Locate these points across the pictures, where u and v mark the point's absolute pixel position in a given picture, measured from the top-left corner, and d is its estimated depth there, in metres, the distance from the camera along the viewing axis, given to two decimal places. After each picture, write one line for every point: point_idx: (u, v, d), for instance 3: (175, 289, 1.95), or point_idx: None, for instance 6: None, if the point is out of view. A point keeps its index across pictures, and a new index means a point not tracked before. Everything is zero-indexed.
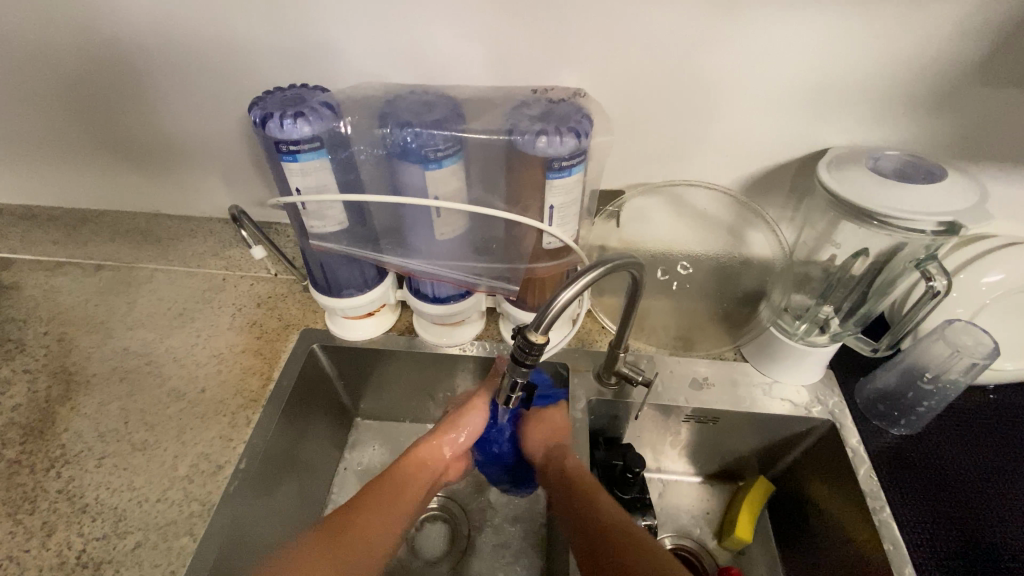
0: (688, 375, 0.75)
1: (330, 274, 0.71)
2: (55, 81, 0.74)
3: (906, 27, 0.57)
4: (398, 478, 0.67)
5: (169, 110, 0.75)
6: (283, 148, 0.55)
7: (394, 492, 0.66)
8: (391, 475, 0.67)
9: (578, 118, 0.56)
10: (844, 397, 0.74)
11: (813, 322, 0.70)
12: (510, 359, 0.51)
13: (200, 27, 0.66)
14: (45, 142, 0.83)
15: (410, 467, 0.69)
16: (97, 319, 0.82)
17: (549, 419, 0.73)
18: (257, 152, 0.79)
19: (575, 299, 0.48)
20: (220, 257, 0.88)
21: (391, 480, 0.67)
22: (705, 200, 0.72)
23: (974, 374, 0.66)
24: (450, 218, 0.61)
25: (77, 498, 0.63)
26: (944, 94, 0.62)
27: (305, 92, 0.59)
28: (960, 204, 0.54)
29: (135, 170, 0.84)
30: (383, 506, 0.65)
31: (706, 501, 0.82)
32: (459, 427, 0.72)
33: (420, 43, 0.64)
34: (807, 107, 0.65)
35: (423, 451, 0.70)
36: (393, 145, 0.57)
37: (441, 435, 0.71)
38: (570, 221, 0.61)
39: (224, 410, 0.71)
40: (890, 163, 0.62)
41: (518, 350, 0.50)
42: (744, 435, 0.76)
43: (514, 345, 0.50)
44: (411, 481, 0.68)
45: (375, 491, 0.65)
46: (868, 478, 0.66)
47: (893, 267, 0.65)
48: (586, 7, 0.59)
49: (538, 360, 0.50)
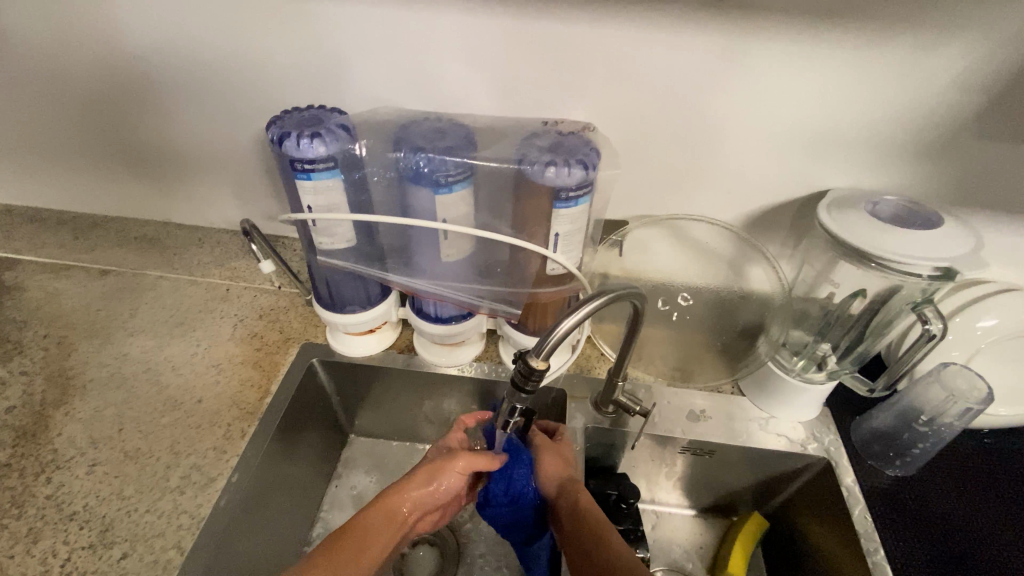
0: (685, 406, 0.75)
1: (334, 290, 0.72)
2: (77, 90, 0.76)
3: (904, 79, 0.60)
4: (363, 531, 0.59)
5: (186, 122, 0.77)
6: (298, 166, 0.56)
7: (357, 552, 0.57)
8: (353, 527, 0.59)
9: (586, 151, 0.58)
10: (841, 435, 0.73)
11: (811, 359, 0.70)
12: (510, 384, 0.51)
13: (223, 46, 0.68)
14: (59, 147, 0.84)
15: (379, 515, 0.60)
16: (98, 324, 0.82)
17: (557, 450, 0.67)
18: (268, 167, 0.80)
19: (578, 327, 0.49)
20: (224, 268, 0.89)
21: (357, 532, 0.58)
22: (707, 234, 0.73)
23: (968, 419, 0.67)
24: (457, 241, 0.62)
25: (65, 505, 0.62)
26: (940, 144, 0.64)
27: (322, 113, 0.60)
28: (956, 251, 0.56)
29: (146, 179, 0.86)
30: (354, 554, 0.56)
31: (698, 535, 0.81)
32: (435, 474, 0.64)
33: (436, 72, 0.67)
34: (807, 150, 0.67)
35: (394, 498, 0.62)
36: (405, 169, 0.58)
37: (414, 479, 0.63)
38: (574, 249, 0.62)
39: (219, 421, 0.71)
40: (888, 207, 0.64)
41: (518, 375, 0.50)
42: (739, 470, 0.76)
43: (515, 370, 0.51)
44: (372, 540, 0.59)
45: (344, 538, 0.57)
46: (863, 519, 0.66)
47: (890, 307, 0.66)
48: (598, 45, 0.62)
49: (538, 387, 0.50)
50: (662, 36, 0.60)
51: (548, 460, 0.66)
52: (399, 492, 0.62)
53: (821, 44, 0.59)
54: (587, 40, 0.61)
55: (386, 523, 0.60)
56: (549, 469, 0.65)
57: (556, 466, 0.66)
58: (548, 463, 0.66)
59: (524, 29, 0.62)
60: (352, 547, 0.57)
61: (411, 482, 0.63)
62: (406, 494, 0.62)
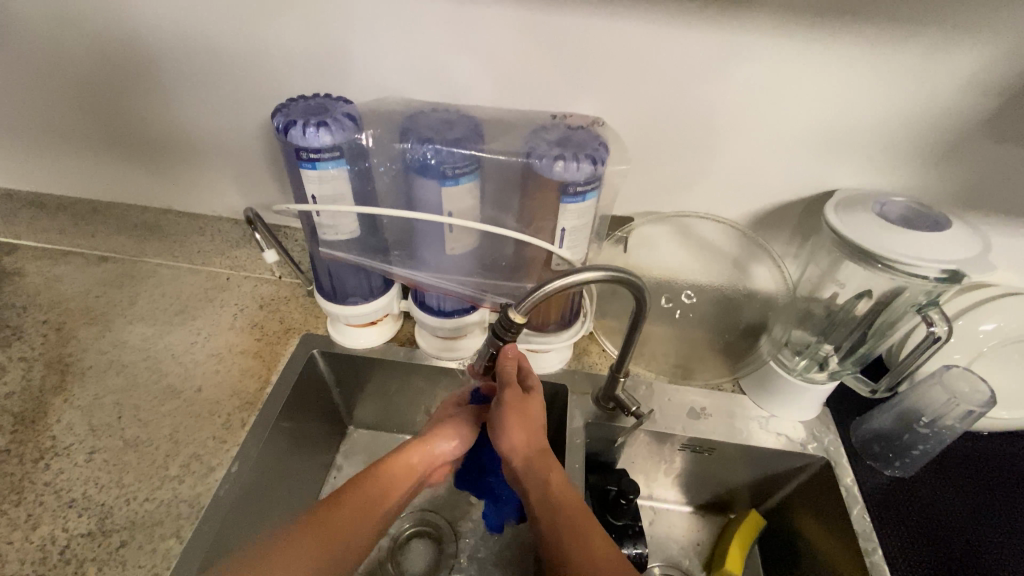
0: (685, 404, 0.75)
1: (337, 281, 0.71)
2: (80, 73, 0.75)
3: (916, 79, 0.59)
4: (387, 476, 0.62)
5: (189, 108, 0.76)
6: (303, 155, 0.55)
7: (380, 495, 0.61)
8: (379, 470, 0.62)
9: (595, 145, 0.57)
10: (840, 435, 0.74)
11: (812, 359, 0.71)
12: (492, 333, 0.53)
13: (229, 32, 0.67)
14: (59, 132, 0.83)
15: (401, 463, 0.64)
16: (97, 311, 0.81)
17: (528, 411, 0.59)
18: (272, 155, 0.79)
19: (562, 291, 0.49)
20: (225, 256, 0.88)
21: (382, 477, 0.62)
22: (713, 232, 0.73)
23: (968, 422, 0.67)
24: (462, 234, 0.61)
25: (64, 493, 0.62)
26: (950, 146, 0.64)
27: (329, 102, 0.60)
28: (964, 254, 0.55)
29: (146, 165, 0.84)
30: (368, 502, 0.60)
31: (695, 531, 0.81)
32: (456, 432, 0.67)
33: (443, 63, 0.66)
34: (816, 150, 0.66)
35: (417, 449, 0.65)
36: (412, 160, 0.57)
37: (435, 439, 0.66)
38: (580, 244, 0.62)
39: (220, 411, 0.71)
40: (896, 208, 0.64)
41: (500, 325, 0.52)
42: (738, 468, 0.76)
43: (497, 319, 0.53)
44: (394, 488, 0.62)
45: (372, 479, 0.61)
46: (862, 519, 0.66)
47: (893, 309, 0.66)
48: (610, 39, 0.61)
49: (518, 335, 0.53)
50: (675, 31, 0.59)
51: (515, 430, 0.58)
52: (418, 451, 0.65)
53: (835, 43, 0.58)
54: (599, 33, 0.61)
55: (406, 473, 0.64)
56: (513, 439, 0.58)
57: (525, 432, 0.59)
58: (515, 427, 0.59)
59: (535, 21, 0.61)
60: (376, 488, 0.61)
61: (436, 434, 0.67)
62: (426, 449, 0.66)
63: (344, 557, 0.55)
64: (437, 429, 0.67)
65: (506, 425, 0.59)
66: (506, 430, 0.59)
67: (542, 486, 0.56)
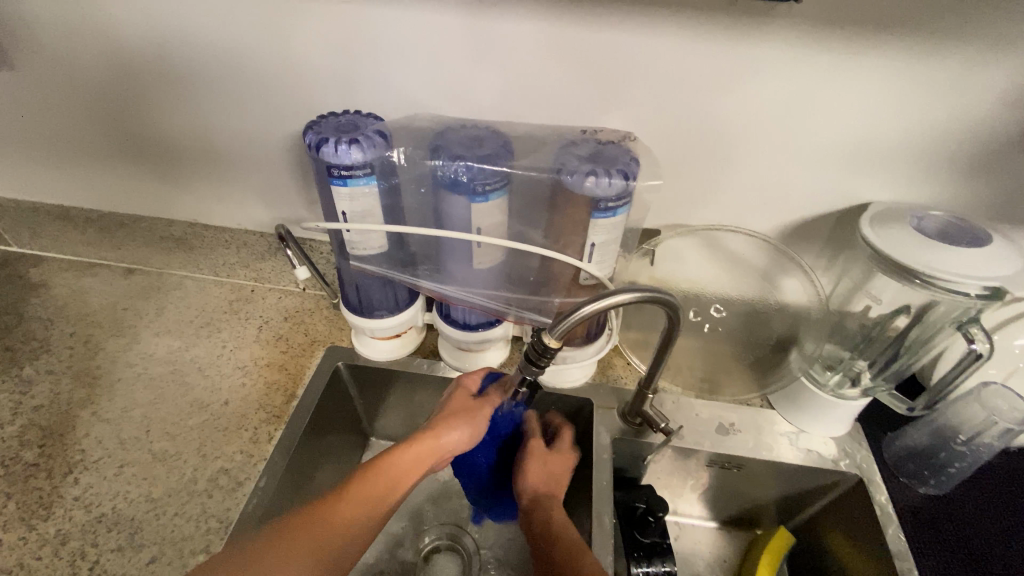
0: (713, 419, 0.74)
1: (363, 295, 0.72)
2: (111, 85, 0.76)
3: (954, 92, 0.58)
4: (395, 471, 0.58)
5: (216, 124, 0.77)
6: (335, 172, 0.56)
7: (387, 486, 0.58)
8: (385, 461, 0.59)
9: (626, 161, 0.57)
10: (873, 452, 0.72)
11: (845, 375, 0.69)
12: (522, 357, 0.52)
13: (260, 51, 0.68)
14: (88, 147, 0.84)
15: (409, 456, 0.60)
16: (124, 323, 0.82)
17: (553, 461, 0.69)
18: (298, 170, 0.80)
19: (595, 315, 0.48)
20: (249, 269, 0.89)
21: (389, 471, 0.58)
22: (742, 245, 0.73)
23: (1007, 439, 0.66)
24: (490, 250, 0.61)
25: (94, 507, 0.63)
26: (988, 160, 0.63)
27: (359, 118, 0.60)
28: (1005, 270, 0.54)
29: (172, 180, 0.85)
30: (373, 497, 0.56)
31: (721, 548, 0.80)
32: (469, 420, 0.63)
33: (472, 78, 0.66)
34: (849, 163, 0.65)
35: (428, 443, 0.61)
36: (442, 176, 0.57)
37: (445, 429, 0.62)
38: (609, 259, 0.61)
39: (246, 424, 0.71)
40: (933, 223, 0.62)
41: (531, 351, 0.51)
42: (767, 484, 0.74)
43: (529, 345, 0.52)
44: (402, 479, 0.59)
45: (378, 473, 0.57)
46: (897, 539, 0.65)
47: (929, 324, 0.65)
48: (640, 53, 0.61)
49: (550, 363, 0.52)
50: (707, 46, 0.59)
51: (538, 469, 0.68)
52: (429, 441, 0.61)
53: (870, 56, 0.57)
54: (628, 48, 0.60)
55: (414, 466, 0.60)
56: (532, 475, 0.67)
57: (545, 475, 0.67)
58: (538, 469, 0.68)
59: (565, 36, 0.61)
60: (379, 483, 0.57)
61: (449, 427, 0.62)
62: (438, 438, 0.62)
63: (344, 555, 0.52)
64: (452, 422, 0.63)
65: (527, 460, 0.68)
66: (526, 465, 0.68)
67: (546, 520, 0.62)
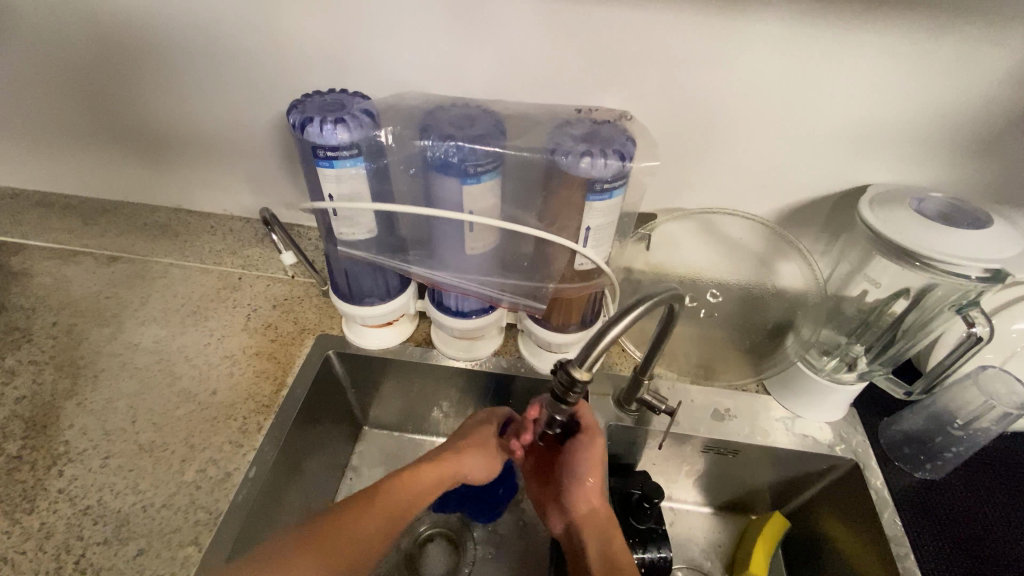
0: (709, 405, 0.73)
1: (353, 282, 0.70)
2: (84, 61, 0.72)
3: (958, 70, 0.57)
4: (414, 489, 0.61)
5: (199, 105, 0.74)
6: (320, 153, 0.54)
7: (406, 503, 0.60)
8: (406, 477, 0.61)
9: (622, 141, 0.55)
10: (869, 437, 0.72)
11: (841, 360, 0.69)
12: (550, 395, 0.50)
13: (242, 27, 0.65)
14: (66, 130, 0.81)
15: (429, 475, 0.62)
16: (108, 312, 0.80)
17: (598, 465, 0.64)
18: (285, 152, 0.77)
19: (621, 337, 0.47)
20: (236, 256, 0.86)
21: (409, 488, 0.61)
22: (739, 229, 0.71)
23: (1006, 425, 0.66)
24: (483, 233, 0.59)
25: (79, 499, 0.61)
26: (989, 141, 0.62)
27: (345, 97, 0.58)
28: (1006, 252, 0.54)
29: (155, 164, 0.83)
30: (392, 512, 0.59)
31: (716, 533, 0.80)
32: (489, 450, 0.64)
33: (463, 57, 0.64)
34: (849, 144, 0.64)
35: (448, 465, 0.63)
36: (432, 158, 0.55)
37: (468, 455, 0.64)
38: (605, 243, 0.60)
39: (234, 414, 0.70)
40: (933, 205, 0.61)
41: (560, 386, 0.49)
42: (763, 469, 0.74)
43: (555, 379, 0.49)
44: (419, 498, 0.61)
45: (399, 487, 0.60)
46: (892, 523, 0.65)
47: (927, 308, 0.64)
48: (635, 30, 0.59)
49: (580, 398, 0.49)
50: (706, 21, 0.57)
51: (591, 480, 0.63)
52: (450, 465, 0.63)
53: (875, 31, 0.56)
54: (626, 24, 0.58)
55: (432, 485, 0.62)
56: (587, 487, 0.63)
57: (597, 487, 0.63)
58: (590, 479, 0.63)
59: (561, 11, 0.59)
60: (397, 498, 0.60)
61: (472, 453, 0.64)
62: (459, 463, 0.63)
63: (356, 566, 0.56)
64: (475, 449, 0.64)
65: (587, 472, 0.63)
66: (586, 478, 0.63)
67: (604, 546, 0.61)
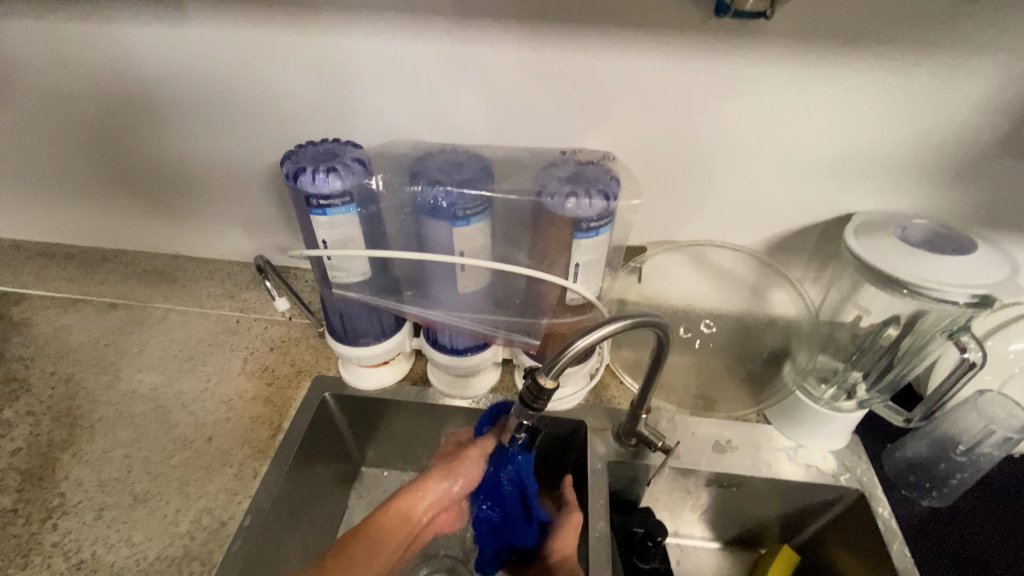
0: (710, 437, 0.72)
1: (348, 323, 0.71)
2: (89, 116, 0.75)
3: (930, 102, 0.59)
4: (388, 525, 0.62)
5: (198, 155, 0.76)
6: (313, 202, 0.55)
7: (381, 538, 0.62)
8: (374, 524, 0.62)
9: (606, 181, 0.57)
10: (874, 466, 0.71)
11: (840, 388, 0.68)
12: (519, 402, 0.50)
13: (238, 83, 0.68)
14: (71, 181, 0.84)
15: (389, 522, 0.62)
16: (106, 360, 0.80)
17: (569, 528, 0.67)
18: (281, 197, 0.80)
19: (590, 349, 0.47)
20: (234, 299, 0.87)
21: (377, 527, 0.62)
22: (730, 260, 0.73)
23: (1008, 448, 0.66)
24: (474, 272, 0.60)
25: (73, 553, 0.60)
26: (970, 167, 0.63)
27: (337, 147, 0.60)
28: (994, 278, 0.54)
29: (154, 211, 0.85)
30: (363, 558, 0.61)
31: (725, 569, 0.76)
32: (450, 474, 0.64)
33: (451, 104, 0.66)
34: (832, 174, 0.66)
35: (407, 499, 0.63)
36: (422, 203, 0.57)
37: (424, 484, 0.63)
38: (595, 279, 0.61)
39: (230, 461, 0.69)
40: (918, 231, 0.62)
41: (527, 394, 0.49)
42: (769, 502, 0.72)
43: (524, 387, 0.50)
44: (390, 537, 0.62)
45: (360, 536, 0.61)
46: (903, 556, 0.63)
47: (921, 333, 0.64)
48: (619, 74, 0.61)
49: (547, 405, 0.50)
50: (682, 64, 0.59)
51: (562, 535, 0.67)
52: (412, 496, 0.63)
53: (846, 69, 0.58)
54: (606, 70, 0.61)
55: (397, 528, 0.63)
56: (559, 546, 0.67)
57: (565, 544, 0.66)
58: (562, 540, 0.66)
59: (544, 61, 0.61)
60: (374, 538, 0.62)
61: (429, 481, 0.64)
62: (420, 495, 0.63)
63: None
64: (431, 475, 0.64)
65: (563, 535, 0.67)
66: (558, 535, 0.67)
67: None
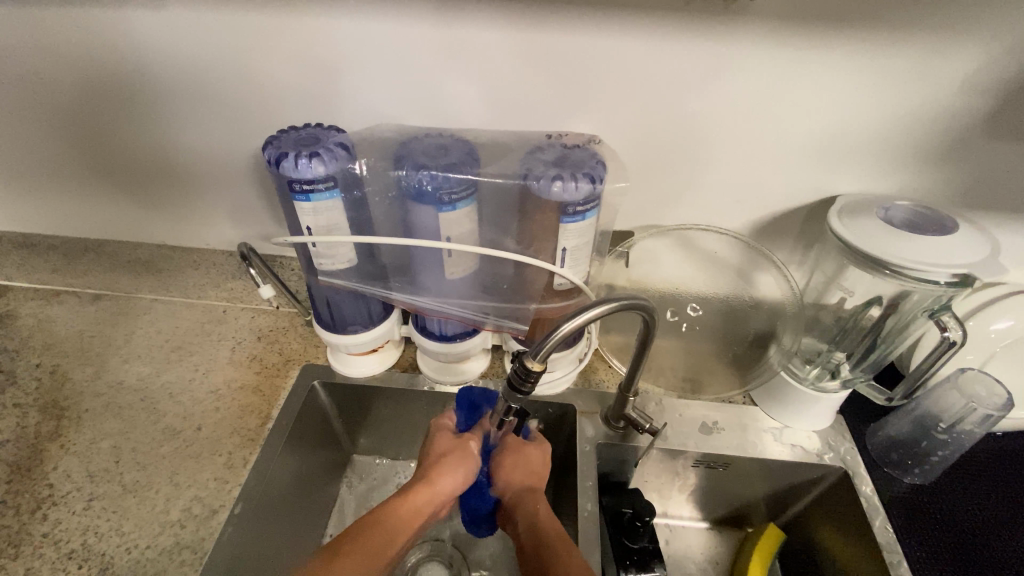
0: (697, 419, 0.73)
1: (335, 311, 0.70)
2: (66, 103, 0.73)
3: (914, 83, 0.59)
4: (396, 524, 0.56)
5: (180, 142, 0.75)
6: (296, 187, 0.54)
7: (389, 538, 0.54)
8: (381, 519, 0.55)
9: (592, 164, 0.57)
10: (857, 445, 0.72)
11: (824, 368, 0.70)
12: (507, 384, 0.50)
13: (219, 68, 0.67)
14: (50, 170, 0.82)
15: (401, 515, 0.56)
16: (91, 351, 0.79)
17: (525, 454, 0.64)
18: (266, 185, 0.79)
19: (577, 330, 0.47)
20: (221, 288, 0.87)
21: (382, 526, 0.55)
22: (717, 244, 0.73)
23: (990, 426, 0.66)
24: (461, 258, 0.60)
25: (63, 543, 0.60)
26: (952, 148, 0.64)
27: (320, 131, 0.59)
28: (974, 257, 0.55)
29: (137, 200, 0.84)
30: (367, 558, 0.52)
31: (713, 548, 0.78)
32: (460, 462, 0.61)
33: (435, 88, 0.65)
34: (818, 156, 0.66)
35: (421, 492, 0.58)
36: (408, 187, 0.56)
37: (438, 478, 0.59)
38: (582, 264, 0.61)
39: (219, 450, 0.69)
40: (899, 213, 0.63)
41: (515, 376, 0.49)
42: (755, 481, 0.73)
43: (512, 369, 0.50)
44: (399, 535, 0.55)
45: (367, 532, 0.54)
46: (884, 531, 0.64)
47: (904, 313, 0.65)
48: (605, 55, 0.60)
49: (535, 387, 0.50)
50: (668, 45, 0.59)
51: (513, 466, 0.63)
52: (428, 489, 0.58)
53: (832, 50, 0.58)
54: (591, 51, 0.60)
55: (407, 526, 0.56)
56: (507, 475, 0.63)
57: (523, 473, 0.63)
58: (513, 471, 0.63)
59: (529, 43, 0.61)
60: (384, 535, 0.54)
61: (443, 473, 0.60)
62: (433, 488, 0.59)
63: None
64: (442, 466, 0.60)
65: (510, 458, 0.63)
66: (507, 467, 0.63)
67: (531, 516, 0.59)
